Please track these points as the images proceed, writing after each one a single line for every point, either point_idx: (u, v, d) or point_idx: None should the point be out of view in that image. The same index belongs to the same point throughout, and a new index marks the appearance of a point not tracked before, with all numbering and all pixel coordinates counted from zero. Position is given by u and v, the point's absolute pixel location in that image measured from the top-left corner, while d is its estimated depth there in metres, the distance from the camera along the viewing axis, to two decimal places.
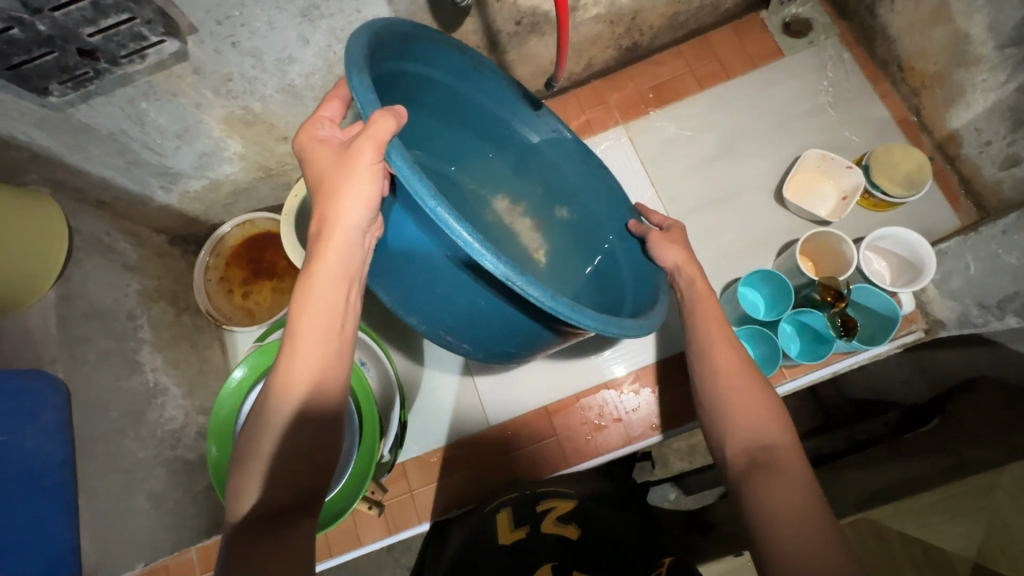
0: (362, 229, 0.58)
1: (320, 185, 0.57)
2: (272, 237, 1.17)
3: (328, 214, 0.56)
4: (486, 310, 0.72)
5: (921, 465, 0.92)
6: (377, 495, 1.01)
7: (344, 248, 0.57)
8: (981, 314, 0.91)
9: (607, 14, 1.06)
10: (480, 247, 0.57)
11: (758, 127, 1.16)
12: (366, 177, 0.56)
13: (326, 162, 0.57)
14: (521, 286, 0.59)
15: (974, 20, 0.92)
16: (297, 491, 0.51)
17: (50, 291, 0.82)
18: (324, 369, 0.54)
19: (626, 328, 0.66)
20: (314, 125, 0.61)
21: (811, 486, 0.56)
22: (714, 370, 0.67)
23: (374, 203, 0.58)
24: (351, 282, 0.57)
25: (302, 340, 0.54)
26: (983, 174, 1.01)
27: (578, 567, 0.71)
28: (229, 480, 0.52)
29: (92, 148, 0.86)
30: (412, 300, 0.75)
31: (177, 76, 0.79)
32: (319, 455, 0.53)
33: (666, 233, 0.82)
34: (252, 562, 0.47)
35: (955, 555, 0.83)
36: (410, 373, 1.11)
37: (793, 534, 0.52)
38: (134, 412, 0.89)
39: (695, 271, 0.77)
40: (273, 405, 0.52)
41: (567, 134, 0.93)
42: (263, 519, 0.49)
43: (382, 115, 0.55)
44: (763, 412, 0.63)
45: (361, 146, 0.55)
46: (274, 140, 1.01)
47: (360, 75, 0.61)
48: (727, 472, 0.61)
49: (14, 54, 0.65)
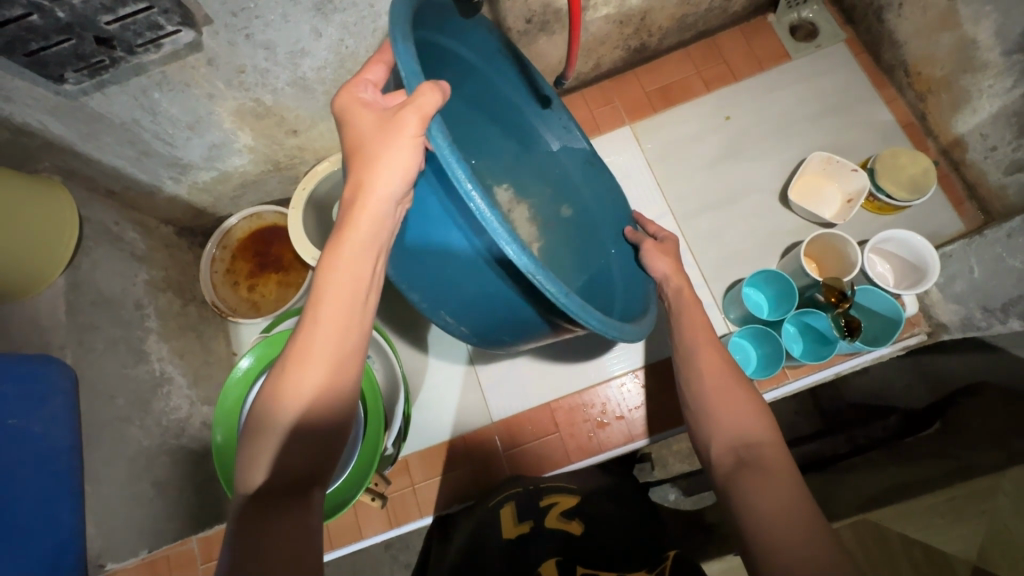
0: (396, 200, 0.55)
1: (359, 149, 0.55)
2: (279, 230, 1.17)
3: (364, 181, 0.54)
4: (494, 298, 0.71)
5: (925, 470, 0.90)
6: (381, 486, 1.01)
7: (377, 217, 0.54)
8: (984, 317, 0.94)
9: (617, 14, 1.07)
10: (504, 233, 0.55)
11: (764, 130, 1.16)
12: (407, 147, 0.54)
13: (367, 127, 0.56)
14: (541, 280, 0.57)
15: (982, 26, 0.93)
16: (309, 470, 0.50)
17: (59, 278, 0.83)
18: (347, 344, 0.51)
19: (622, 333, 0.66)
20: (356, 88, 0.59)
21: (799, 483, 0.55)
22: (700, 371, 0.68)
23: (412, 174, 0.55)
24: (379, 255, 0.54)
25: (327, 310, 0.50)
26: (988, 179, 1.01)
27: (581, 565, 0.69)
28: (240, 451, 0.50)
29: (104, 136, 0.87)
30: (418, 278, 0.73)
31: (190, 67, 0.80)
32: (336, 433, 0.51)
33: (660, 246, 0.85)
34: (264, 536, 0.46)
35: (954, 557, 0.78)
36: (416, 367, 1.12)
37: (784, 531, 0.51)
38: (139, 401, 0.90)
39: (682, 281, 0.80)
40: (292, 376, 0.49)
41: (577, 136, 0.95)
42: (275, 496, 0.48)
43: (428, 89, 0.53)
44: (746, 409, 0.63)
45: (405, 117, 0.53)
46: (283, 133, 1.02)
47: (405, 42, 0.58)
48: (714, 474, 0.60)
49: (32, 41, 0.65)
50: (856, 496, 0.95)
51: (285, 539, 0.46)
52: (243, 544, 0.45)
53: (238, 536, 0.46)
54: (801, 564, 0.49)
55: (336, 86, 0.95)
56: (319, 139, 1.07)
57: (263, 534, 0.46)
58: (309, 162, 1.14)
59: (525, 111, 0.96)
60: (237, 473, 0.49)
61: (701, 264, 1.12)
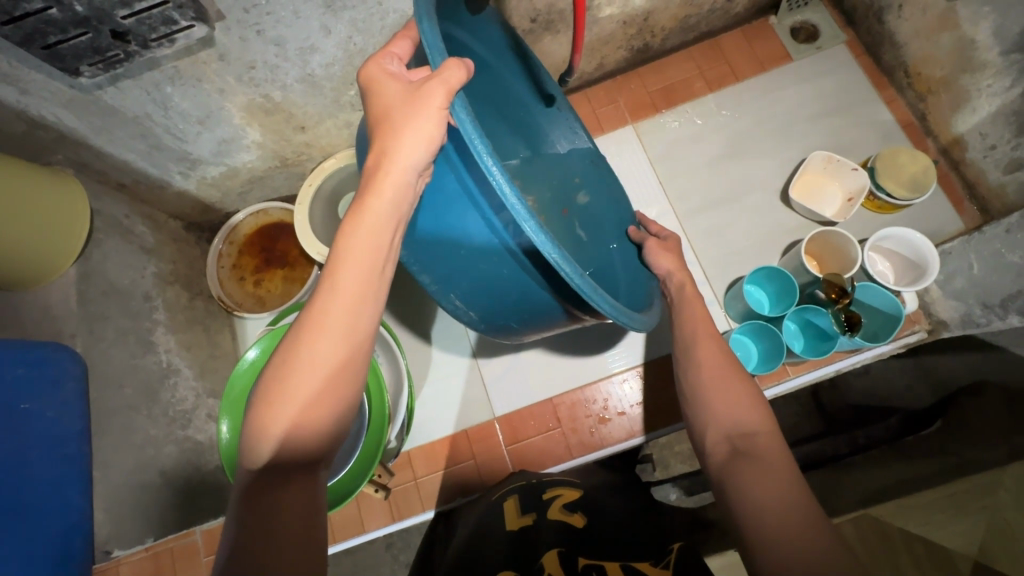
0: (417, 171, 0.57)
1: (385, 119, 0.57)
2: (286, 226, 1.19)
3: (388, 152, 0.55)
4: (505, 281, 0.71)
5: (923, 466, 0.92)
6: (384, 478, 1.02)
7: (399, 186, 0.56)
8: (984, 314, 0.94)
9: (621, 14, 1.09)
10: (523, 211, 0.55)
11: (766, 129, 1.18)
12: (432, 120, 0.55)
13: (393, 98, 0.57)
14: (556, 260, 0.57)
15: (980, 26, 0.94)
16: (319, 441, 0.50)
17: (70, 269, 0.85)
18: (362, 315, 0.52)
19: (633, 321, 0.67)
20: (383, 60, 0.61)
21: (795, 474, 0.54)
22: (698, 362, 0.68)
23: (435, 146, 0.56)
24: (397, 227, 0.56)
25: (345, 279, 0.52)
26: (988, 177, 1.02)
27: (583, 555, 0.69)
28: (247, 422, 0.50)
29: (116, 130, 0.89)
30: (431, 260, 0.74)
31: (202, 62, 0.81)
32: (347, 409, 0.52)
33: (664, 241, 0.87)
34: (273, 504, 0.47)
35: (955, 552, 0.78)
36: (420, 361, 1.14)
37: (782, 520, 0.50)
38: (148, 391, 0.91)
39: (685, 275, 0.81)
40: (308, 344, 0.50)
41: (582, 136, 0.99)
42: (281, 469, 0.49)
43: (454, 65, 0.55)
44: (744, 399, 0.62)
45: (431, 90, 0.54)
46: (291, 130, 1.04)
47: (430, 21, 0.59)
48: (710, 462, 0.60)
49: (51, 34, 0.67)
50: (858, 495, 0.96)
51: (292, 510, 0.47)
52: (248, 516, 0.46)
53: (248, 502, 0.47)
54: (795, 549, 0.48)
55: (345, 83, 0.96)
56: (326, 135, 1.09)
57: (271, 505, 0.47)
58: (316, 159, 1.16)
59: (532, 110, 0.97)
60: (245, 441, 0.50)
61: (702, 261, 1.13)
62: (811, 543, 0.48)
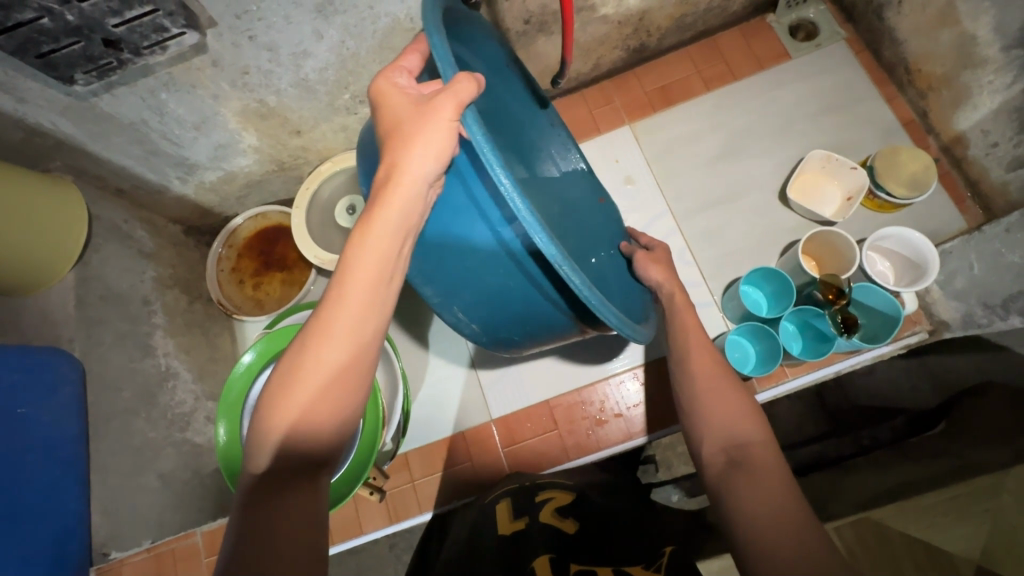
0: (428, 182, 0.56)
1: (395, 129, 0.56)
2: (285, 229, 1.19)
3: (398, 161, 0.55)
4: (512, 293, 0.72)
5: (925, 468, 0.86)
6: (379, 480, 1.03)
7: (411, 196, 0.55)
8: (986, 314, 0.95)
9: (616, 15, 1.08)
10: (534, 223, 0.54)
11: (765, 129, 1.17)
12: (442, 131, 0.54)
13: (404, 110, 0.57)
14: (566, 271, 0.56)
15: (981, 21, 0.92)
16: (320, 447, 0.50)
17: (69, 274, 0.85)
18: (368, 323, 0.52)
19: (636, 333, 0.66)
20: (393, 72, 0.60)
21: (790, 485, 0.54)
22: (690, 372, 0.68)
23: (447, 156, 0.56)
24: (408, 236, 0.55)
25: (351, 289, 0.51)
26: (991, 175, 1.00)
27: (576, 563, 0.68)
28: (250, 427, 0.51)
29: (113, 136, 0.90)
30: (434, 272, 0.73)
31: (196, 68, 0.82)
32: (350, 418, 0.52)
33: (652, 254, 0.86)
34: (274, 508, 0.47)
35: (958, 556, 0.73)
36: (417, 363, 1.15)
37: (776, 535, 0.49)
38: (146, 394, 0.92)
39: (673, 286, 0.80)
40: (314, 352, 0.50)
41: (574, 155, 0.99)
42: (281, 476, 0.49)
43: (466, 77, 0.54)
44: (738, 410, 0.62)
45: (441, 102, 0.53)
46: (287, 134, 1.04)
47: (440, 33, 0.58)
48: (705, 475, 0.59)
49: (44, 43, 0.68)
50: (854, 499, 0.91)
51: (292, 514, 0.48)
52: (248, 519, 0.47)
53: (249, 506, 0.48)
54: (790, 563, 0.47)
55: (339, 87, 0.96)
56: (322, 139, 1.09)
57: (272, 509, 0.47)
58: (313, 162, 1.16)
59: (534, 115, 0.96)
60: (248, 446, 0.50)
61: (700, 263, 1.12)
62: (798, 547, 0.48)
